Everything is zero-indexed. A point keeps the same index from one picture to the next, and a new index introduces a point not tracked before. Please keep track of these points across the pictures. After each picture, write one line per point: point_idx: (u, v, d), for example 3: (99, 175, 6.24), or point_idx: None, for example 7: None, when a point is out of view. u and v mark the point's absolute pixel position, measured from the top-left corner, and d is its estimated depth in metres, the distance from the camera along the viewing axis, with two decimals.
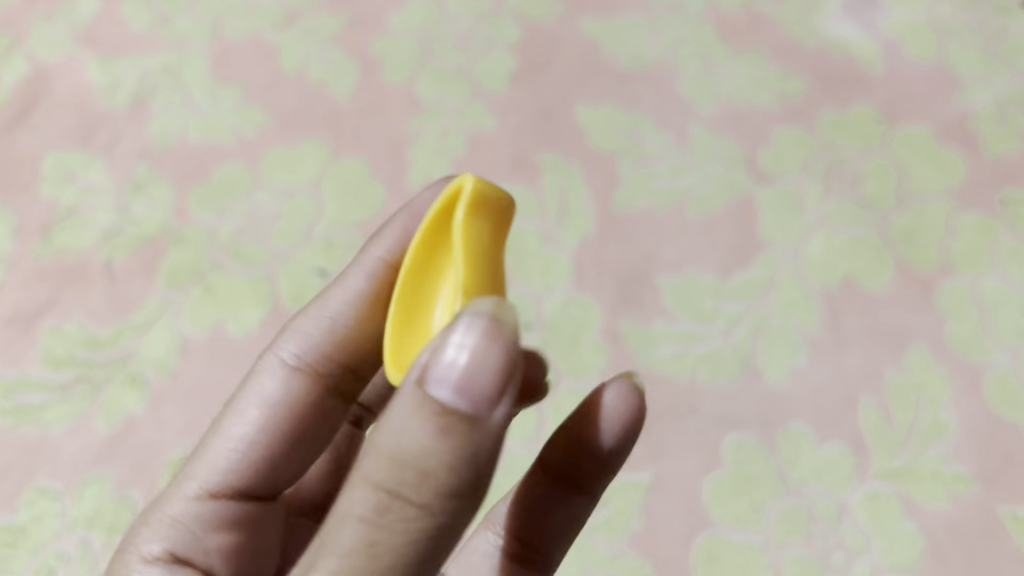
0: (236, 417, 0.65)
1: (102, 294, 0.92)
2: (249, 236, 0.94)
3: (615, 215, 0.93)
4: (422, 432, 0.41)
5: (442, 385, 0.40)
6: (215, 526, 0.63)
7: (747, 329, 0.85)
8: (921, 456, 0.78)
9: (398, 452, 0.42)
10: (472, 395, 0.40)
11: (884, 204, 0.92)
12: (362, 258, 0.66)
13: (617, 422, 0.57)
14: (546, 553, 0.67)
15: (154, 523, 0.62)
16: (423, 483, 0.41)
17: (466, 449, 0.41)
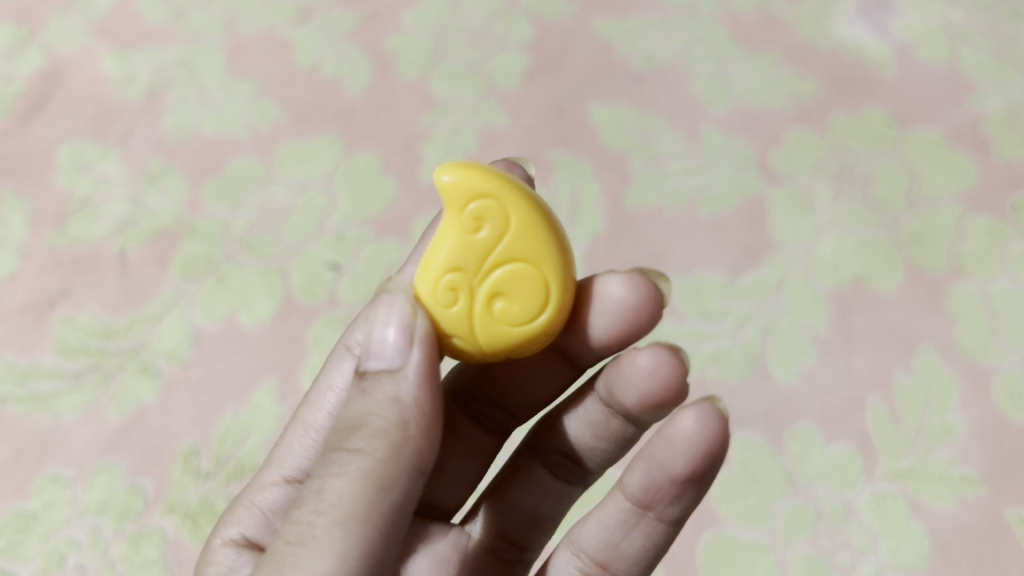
0: (316, 406, 0.68)
1: (115, 285, 0.93)
2: (262, 229, 0.95)
3: (626, 214, 0.94)
4: (360, 398, 0.50)
5: (374, 355, 0.51)
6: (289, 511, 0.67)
7: (756, 329, 0.85)
8: (929, 457, 0.78)
9: (342, 422, 0.50)
10: (390, 356, 0.51)
11: (894, 207, 0.92)
12: None
13: (699, 451, 0.59)
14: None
15: (238, 511, 0.68)
16: (358, 434, 0.48)
17: (393, 396, 0.49)
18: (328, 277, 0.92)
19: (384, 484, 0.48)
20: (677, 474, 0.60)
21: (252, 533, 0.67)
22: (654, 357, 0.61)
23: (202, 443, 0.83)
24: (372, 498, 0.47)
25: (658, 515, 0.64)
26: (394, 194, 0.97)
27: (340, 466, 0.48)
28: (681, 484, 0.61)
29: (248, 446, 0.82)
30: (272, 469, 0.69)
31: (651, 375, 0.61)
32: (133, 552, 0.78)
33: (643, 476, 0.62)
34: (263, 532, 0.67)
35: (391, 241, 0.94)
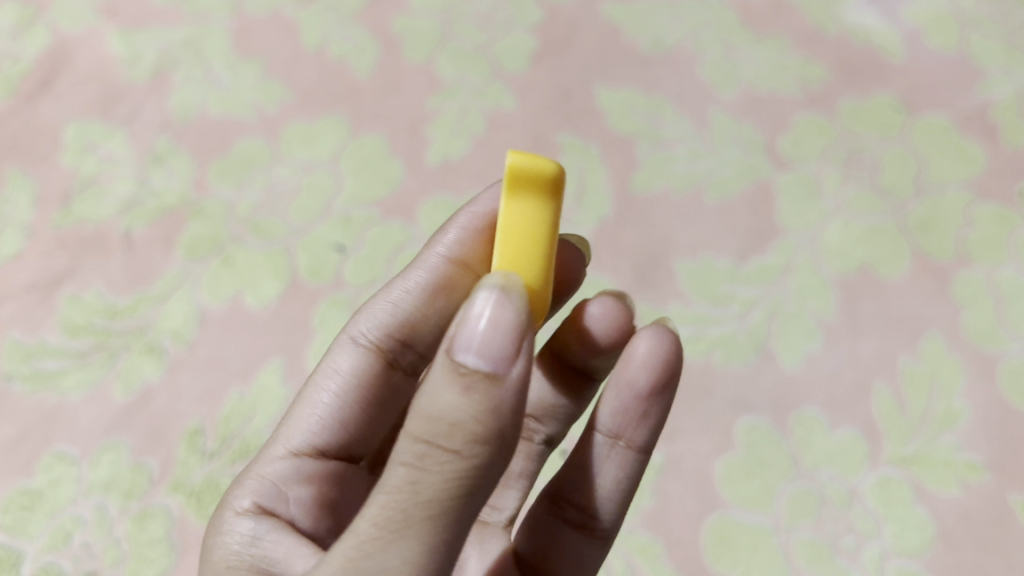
0: (318, 388, 0.67)
1: (121, 264, 0.93)
2: (268, 210, 0.95)
3: (633, 197, 0.94)
4: (449, 391, 0.41)
5: (467, 351, 0.41)
6: (298, 480, 0.63)
7: (762, 314, 0.85)
8: (933, 443, 0.78)
9: (429, 411, 0.41)
10: (493, 359, 0.41)
11: (902, 193, 0.92)
12: (427, 255, 0.65)
13: (662, 359, 0.62)
14: (600, 521, 0.65)
15: (245, 483, 0.62)
16: (451, 440, 0.40)
17: (490, 406, 0.41)
18: (333, 258, 0.91)
19: (471, 492, 0.41)
20: (644, 386, 0.62)
21: (267, 503, 0.60)
22: (606, 307, 0.64)
23: (207, 423, 0.83)
24: (458, 507, 0.41)
25: (629, 442, 0.64)
26: (401, 176, 0.97)
27: (428, 472, 0.41)
28: (648, 399, 0.63)
29: (253, 426, 0.82)
30: (275, 446, 0.65)
31: (604, 322, 0.64)
32: (138, 530, 0.78)
33: (609, 402, 0.64)
34: (276, 504, 0.61)
35: (397, 223, 0.94)
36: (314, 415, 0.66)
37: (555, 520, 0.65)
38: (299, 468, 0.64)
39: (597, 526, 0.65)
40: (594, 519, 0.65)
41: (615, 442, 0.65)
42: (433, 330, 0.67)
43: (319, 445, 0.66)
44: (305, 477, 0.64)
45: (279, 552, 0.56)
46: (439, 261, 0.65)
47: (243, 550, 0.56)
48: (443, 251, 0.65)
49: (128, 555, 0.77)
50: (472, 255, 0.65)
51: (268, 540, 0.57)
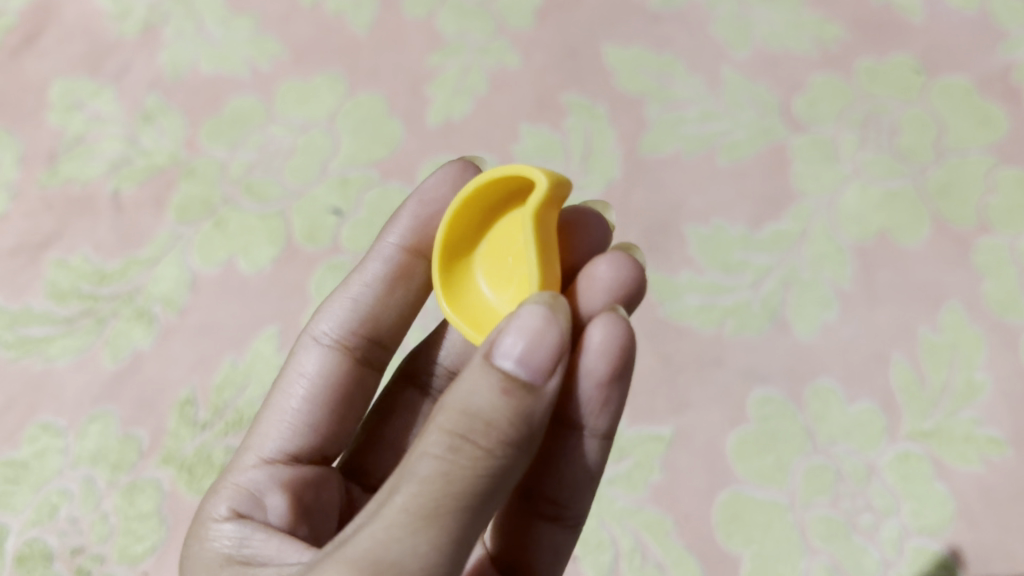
0: (284, 395, 0.63)
1: (110, 227, 0.89)
2: (261, 171, 0.91)
3: (642, 159, 0.90)
4: (487, 389, 0.41)
5: (507, 355, 0.42)
6: (275, 486, 0.58)
7: (777, 282, 0.82)
8: (953, 417, 0.75)
9: (462, 409, 0.41)
10: (534, 363, 0.42)
11: (922, 156, 0.88)
12: (379, 246, 0.64)
13: (618, 349, 0.51)
14: (574, 508, 0.60)
15: (220, 493, 0.57)
16: (487, 436, 0.40)
17: (527, 409, 0.41)
18: (330, 222, 0.88)
19: (492, 493, 0.41)
20: (602, 379, 0.52)
21: (243, 508, 0.55)
22: (617, 262, 0.56)
23: (199, 392, 0.80)
24: (479, 508, 0.41)
25: (593, 432, 0.55)
26: (400, 137, 0.93)
27: (462, 465, 0.40)
28: (605, 389, 0.53)
29: (247, 395, 0.79)
30: (248, 455, 0.61)
31: (614, 284, 0.56)
32: (127, 504, 0.75)
33: (561, 397, 0.54)
34: (253, 507, 0.56)
35: (396, 186, 0.90)
36: (283, 421, 0.62)
37: (529, 514, 0.60)
38: (275, 472, 0.59)
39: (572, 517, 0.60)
40: (567, 511, 0.60)
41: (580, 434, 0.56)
42: (395, 322, 0.65)
43: (292, 450, 0.61)
44: (279, 482, 0.58)
45: (271, 548, 0.51)
46: (393, 252, 0.63)
47: (231, 552, 0.52)
48: (395, 241, 0.63)
49: (117, 530, 0.74)
50: (424, 240, 0.64)
51: (257, 539, 0.52)
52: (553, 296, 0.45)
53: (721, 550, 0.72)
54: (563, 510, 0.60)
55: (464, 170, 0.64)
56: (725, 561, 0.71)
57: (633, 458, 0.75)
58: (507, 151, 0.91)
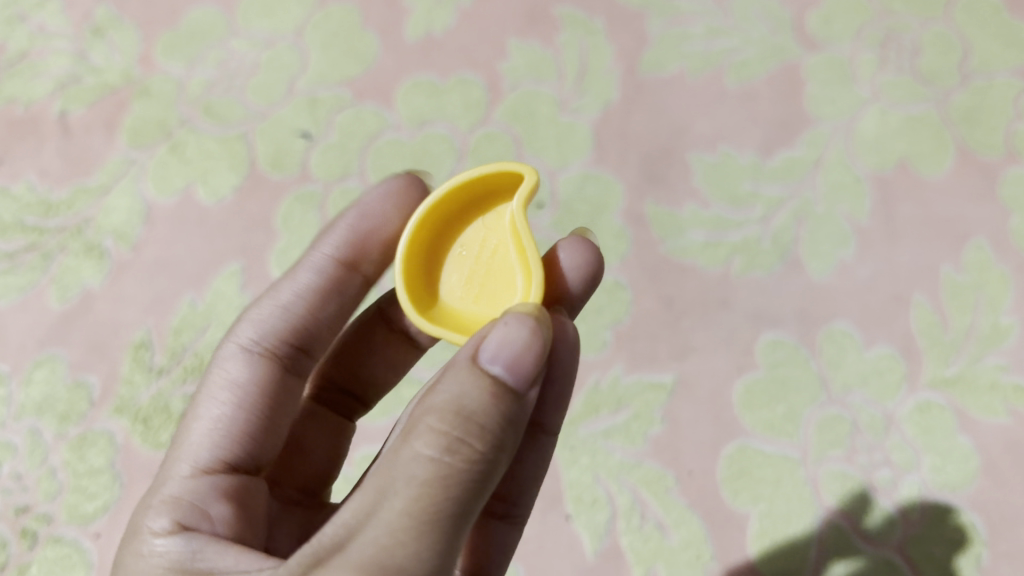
0: (203, 407, 0.52)
1: (56, 153, 0.81)
2: (222, 90, 0.83)
3: (643, 80, 0.82)
4: (479, 393, 0.37)
5: (498, 359, 0.38)
6: (218, 496, 0.47)
7: (789, 216, 0.75)
8: (977, 364, 0.69)
9: (455, 412, 0.37)
10: (523, 371, 0.38)
11: (945, 80, 0.80)
12: (309, 258, 0.56)
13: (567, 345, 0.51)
14: (523, 505, 0.55)
15: (153, 506, 0.46)
16: (484, 439, 0.37)
17: (516, 412, 0.38)
18: (298, 146, 0.80)
19: (484, 497, 0.38)
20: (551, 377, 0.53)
21: (188, 519, 0.45)
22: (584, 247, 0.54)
23: (155, 335, 0.73)
24: (471, 512, 0.37)
25: (544, 432, 0.55)
26: (375, 53, 0.84)
27: (462, 469, 0.36)
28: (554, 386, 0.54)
29: (207, 338, 0.72)
30: (173, 468, 0.49)
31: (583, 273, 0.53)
32: (77, 459, 0.68)
33: None
34: (197, 517, 0.46)
35: (370, 107, 0.82)
36: (211, 428, 0.51)
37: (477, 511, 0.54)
38: (215, 482, 0.49)
39: (517, 514, 0.54)
40: (516, 508, 0.54)
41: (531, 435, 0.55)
42: (328, 332, 0.57)
43: (226, 458, 0.50)
44: (221, 491, 0.48)
45: (229, 559, 0.42)
46: (327, 262, 0.56)
47: (182, 565, 0.43)
48: (330, 251, 0.55)
49: (65, 487, 0.67)
50: (364, 252, 0.56)
51: (212, 549, 0.43)
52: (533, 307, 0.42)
53: (726, 509, 0.66)
54: (513, 505, 0.54)
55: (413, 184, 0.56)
56: (730, 520, 0.66)
57: (630, 410, 0.69)
58: (493, 70, 0.83)
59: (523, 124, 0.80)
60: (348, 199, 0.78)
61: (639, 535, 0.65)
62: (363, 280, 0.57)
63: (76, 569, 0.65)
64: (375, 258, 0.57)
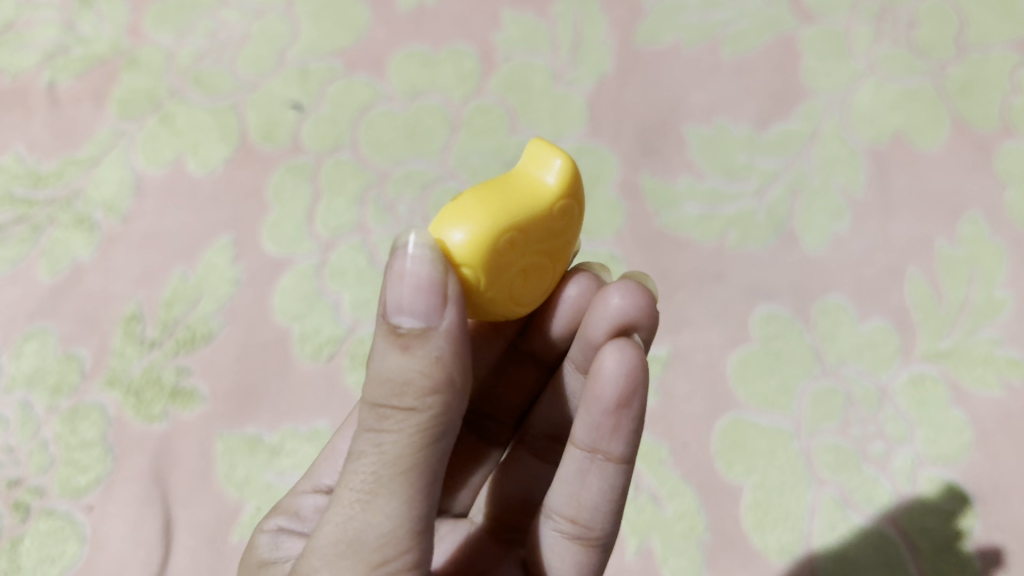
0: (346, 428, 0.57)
1: (44, 124, 0.80)
2: (212, 60, 0.82)
3: (637, 51, 0.82)
4: (390, 353, 0.36)
5: (401, 308, 0.36)
6: (320, 505, 0.53)
7: (784, 188, 0.75)
8: (971, 337, 0.68)
9: (376, 377, 0.36)
10: (425, 311, 0.36)
11: (940, 53, 0.79)
12: None
13: (629, 375, 0.46)
14: (596, 527, 0.50)
15: (273, 513, 0.53)
16: (405, 396, 0.35)
17: (436, 356, 0.35)
18: (289, 118, 0.79)
19: (439, 444, 0.36)
20: (608, 405, 0.47)
21: (291, 526, 0.51)
22: (625, 290, 0.48)
23: (146, 308, 0.72)
24: (436, 465, 0.37)
25: (608, 457, 0.49)
26: (367, 25, 0.84)
27: (391, 431, 0.36)
28: (615, 413, 0.47)
29: (200, 311, 0.71)
30: (303, 480, 0.56)
31: (615, 316, 0.48)
32: (68, 432, 0.67)
33: (576, 418, 0.49)
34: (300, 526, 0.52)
35: (362, 78, 0.81)
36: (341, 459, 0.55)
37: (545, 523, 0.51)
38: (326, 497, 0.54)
39: (590, 535, 0.50)
40: (588, 531, 0.50)
41: (592, 458, 0.49)
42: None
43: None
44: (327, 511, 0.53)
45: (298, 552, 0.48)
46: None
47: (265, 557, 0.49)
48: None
49: (57, 460, 0.66)
50: None
51: (289, 543, 0.49)
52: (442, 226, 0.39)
53: (720, 481, 0.66)
54: (579, 525, 0.50)
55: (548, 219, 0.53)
56: (724, 492, 0.65)
57: None
58: (486, 41, 0.82)
59: (517, 96, 0.80)
60: (340, 170, 0.77)
61: (633, 507, 0.65)
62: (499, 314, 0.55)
63: (69, 542, 0.64)
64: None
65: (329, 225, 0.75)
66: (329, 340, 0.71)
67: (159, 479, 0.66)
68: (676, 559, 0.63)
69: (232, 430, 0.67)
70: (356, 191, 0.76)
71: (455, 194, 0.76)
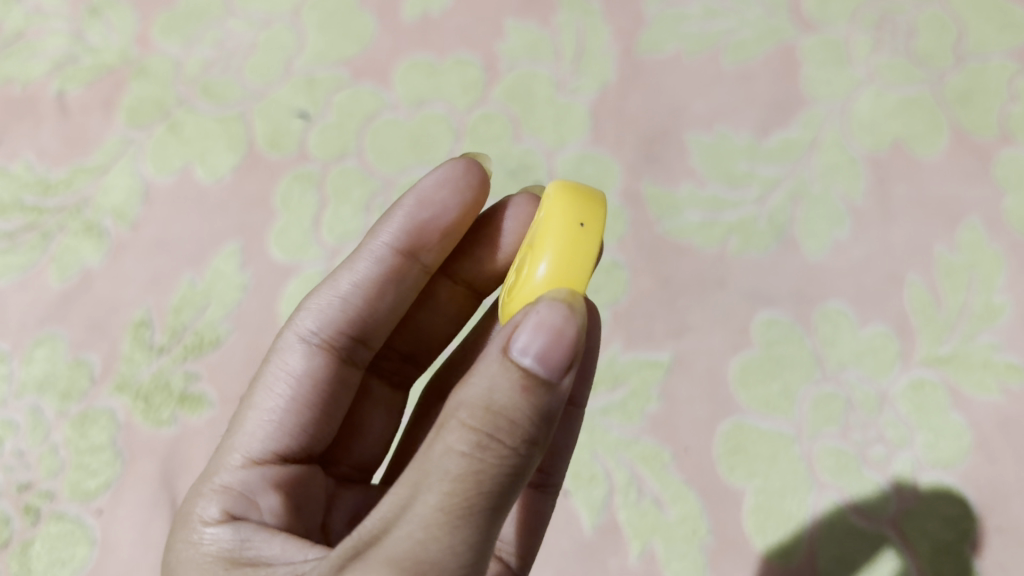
0: (264, 390, 0.55)
1: (53, 132, 0.81)
2: (220, 69, 0.83)
3: (639, 60, 0.83)
4: (507, 386, 0.37)
5: (528, 350, 0.37)
6: (265, 487, 0.51)
7: (785, 195, 0.76)
8: (970, 343, 0.69)
9: (483, 408, 0.37)
10: (556, 363, 0.38)
11: (939, 61, 0.80)
12: (370, 244, 0.57)
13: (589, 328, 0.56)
14: (556, 474, 0.59)
15: (207, 493, 0.50)
16: (513, 437, 0.37)
17: (546, 407, 0.38)
18: (295, 126, 0.80)
19: (515, 486, 0.38)
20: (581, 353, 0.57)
21: (236, 509, 0.49)
22: None
23: (155, 313, 0.73)
24: (502, 504, 0.38)
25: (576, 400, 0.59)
26: (373, 34, 0.85)
27: (489, 465, 0.37)
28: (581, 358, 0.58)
29: (208, 316, 0.72)
30: (229, 454, 0.53)
31: None
32: (78, 437, 0.68)
33: None
34: (246, 508, 0.49)
35: (367, 87, 0.82)
36: (266, 421, 0.54)
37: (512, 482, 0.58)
38: (266, 474, 0.52)
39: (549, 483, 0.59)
40: (550, 476, 0.59)
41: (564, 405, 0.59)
42: (385, 321, 0.59)
43: (280, 451, 0.54)
44: (272, 484, 0.52)
45: (275, 548, 0.46)
46: (386, 252, 0.57)
47: (232, 554, 0.46)
48: (389, 240, 0.57)
49: (67, 464, 0.67)
50: (420, 242, 0.57)
51: (260, 539, 0.47)
52: (568, 288, 0.40)
53: (722, 485, 0.66)
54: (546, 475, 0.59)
55: (466, 169, 0.57)
56: (726, 496, 0.66)
57: (628, 386, 0.70)
58: (490, 50, 0.83)
59: (520, 104, 0.81)
60: (346, 178, 0.78)
61: (636, 511, 0.66)
62: (421, 270, 0.58)
63: (79, 545, 0.64)
64: (435, 248, 0.58)
65: (335, 232, 0.76)
66: None
67: (168, 484, 0.66)
68: (679, 562, 0.64)
69: None
70: (362, 198, 0.77)
71: None
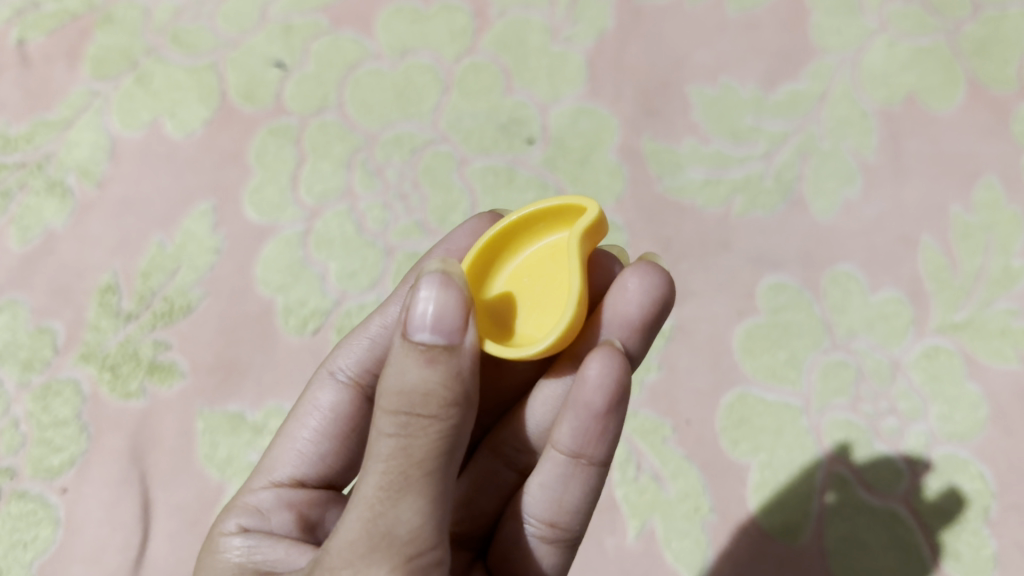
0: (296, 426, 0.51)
1: (14, 83, 0.76)
2: (191, 16, 0.78)
3: (639, 7, 0.78)
4: (412, 364, 0.34)
5: (422, 323, 0.35)
6: (281, 506, 0.47)
7: (793, 152, 0.71)
8: (987, 309, 0.65)
9: (394, 387, 0.34)
10: (449, 325, 0.35)
11: (956, 9, 0.76)
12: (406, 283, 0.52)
13: (619, 381, 0.43)
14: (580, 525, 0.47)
15: (228, 510, 0.47)
16: (429, 405, 0.34)
17: (458, 371, 0.34)
18: (271, 77, 0.75)
19: (453, 456, 0.35)
20: (597, 412, 0.43)
21: (251, 521, 0.45)
22: (642, 272, 0.46)
23: (122, 278, 0.68)
24: (448, 473, 0.35)
25: (592, 462, 0.45)
26: None
27: (415, 436, 0.33)
28: (603, 418, 0.43)
29: (178, 281, 0.68)
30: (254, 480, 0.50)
31: (644, 298, 0.46)
32: (41, 410, 0.64)
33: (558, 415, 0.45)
34: (260, 521, 0.46)
35: (348, 35, 0.77)
36: (294, 451, 0.51)
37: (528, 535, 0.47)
38: (287, 496, 0.48)
39: (564, 536, 0.46)
40: (567, 533, 0.46)
41: (575, 464, 0.45)
42: None
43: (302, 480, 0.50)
44: (287, 502, 0.48)
45: (279, 552, 0.42)
46: None
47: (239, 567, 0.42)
48: None
49: (29, 440, 0.63)
50: None
51: (266, 545, 0.43)
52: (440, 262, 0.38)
53: (725, 460, 0.63)
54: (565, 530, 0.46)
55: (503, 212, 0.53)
56: (730, 471, 0.62)
57: None
58: None
59: (512, 54, 0.76)
60: (325, 133, 0.73)
61: (634, 487, 0.62)
62: None
63: (43, 525, 0.60)
64: None
65: (314, 191, 0.71)
66: (315, 313, 0.67)
67: (138, 460, 0.62)
68: (679, 541, 0.61)
69: (214, 407, 0.64)
70: (343, 154, 0.72)
71: (447, 158, 0.72)
